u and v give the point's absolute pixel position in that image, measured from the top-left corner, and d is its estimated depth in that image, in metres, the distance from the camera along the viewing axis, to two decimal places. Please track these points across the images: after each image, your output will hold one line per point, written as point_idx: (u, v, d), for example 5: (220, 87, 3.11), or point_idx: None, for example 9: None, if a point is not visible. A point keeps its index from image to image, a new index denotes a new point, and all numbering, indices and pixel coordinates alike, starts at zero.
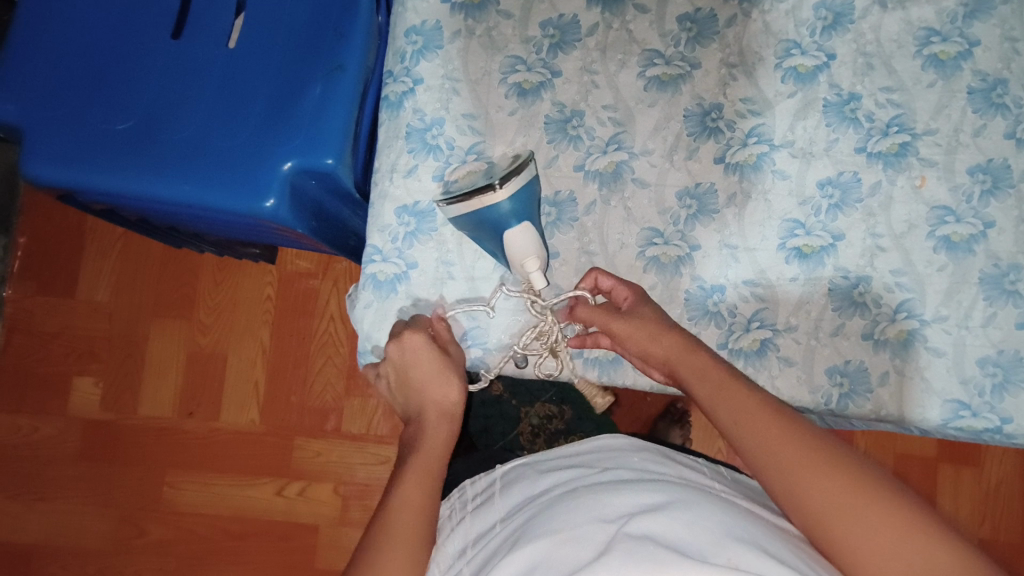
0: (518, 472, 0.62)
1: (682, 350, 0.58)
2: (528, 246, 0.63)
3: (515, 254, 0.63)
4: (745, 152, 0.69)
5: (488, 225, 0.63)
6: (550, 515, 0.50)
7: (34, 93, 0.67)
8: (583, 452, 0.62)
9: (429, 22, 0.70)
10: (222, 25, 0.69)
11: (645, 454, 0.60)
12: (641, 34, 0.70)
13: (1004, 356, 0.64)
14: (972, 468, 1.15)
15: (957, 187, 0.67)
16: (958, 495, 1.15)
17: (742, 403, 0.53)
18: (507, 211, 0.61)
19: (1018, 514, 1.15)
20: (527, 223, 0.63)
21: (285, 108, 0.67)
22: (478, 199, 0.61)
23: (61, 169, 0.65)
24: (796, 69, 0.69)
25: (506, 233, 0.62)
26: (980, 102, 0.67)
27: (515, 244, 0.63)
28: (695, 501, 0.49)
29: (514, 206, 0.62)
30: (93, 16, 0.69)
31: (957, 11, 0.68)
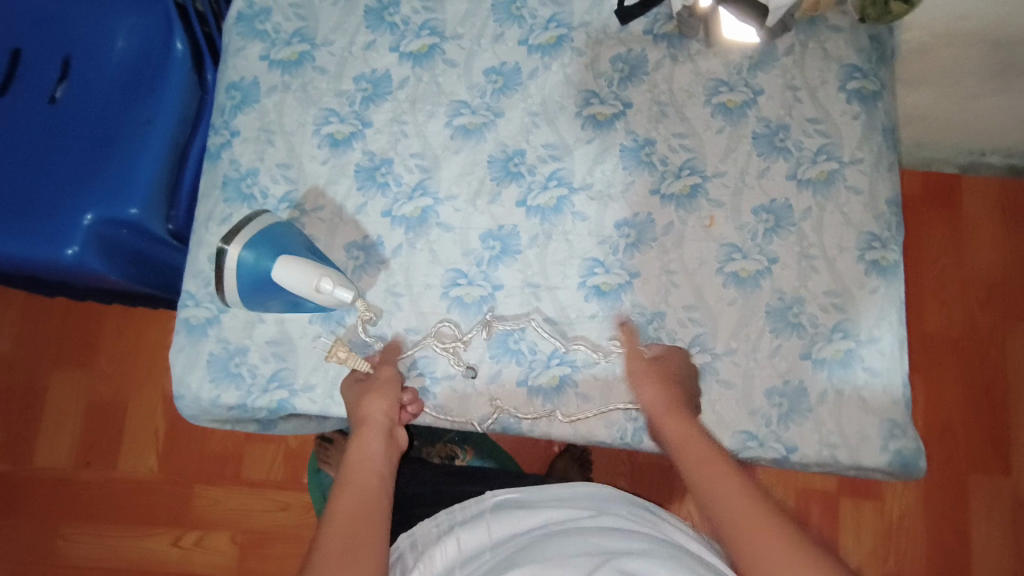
0: (512, 506, 0.60)
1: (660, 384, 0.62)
2: (304, 271, 0.61)
3: (304, 283, 0.61)
4: (545, 195, 0.71)
5: (265, 287, 0.62)
6: (543, 547, 0.50)
7: None
8: (575, 497, 0.60)
9: (247, 78, 0.75)
10: (46, 83, 0.72)
11: (634, 508, 0.59)
12: (450, 86, 0.74)
13: (790, 387, 0.66)
14: (873, 501, 1.10)
15: (743, 226, 0.70)
16: (860, 530, 1.09)
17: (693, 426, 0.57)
18: (255, 257, 0.61)
19: (924, 554, 1.08)
20: (283, 256, 0.61)
21: (97, 162, 0.70)
22: (229, 271, 0.61)
23: None
24: (595, 117, 0.73)
25: (274, 275, 0.61)
26: (763, 146, 0.72)
27: (289, 279, 0.61)
28: (675, 554, 0.49)
29: (257, 251, 0.61)
30: None
31: (742, 63, 0.74)
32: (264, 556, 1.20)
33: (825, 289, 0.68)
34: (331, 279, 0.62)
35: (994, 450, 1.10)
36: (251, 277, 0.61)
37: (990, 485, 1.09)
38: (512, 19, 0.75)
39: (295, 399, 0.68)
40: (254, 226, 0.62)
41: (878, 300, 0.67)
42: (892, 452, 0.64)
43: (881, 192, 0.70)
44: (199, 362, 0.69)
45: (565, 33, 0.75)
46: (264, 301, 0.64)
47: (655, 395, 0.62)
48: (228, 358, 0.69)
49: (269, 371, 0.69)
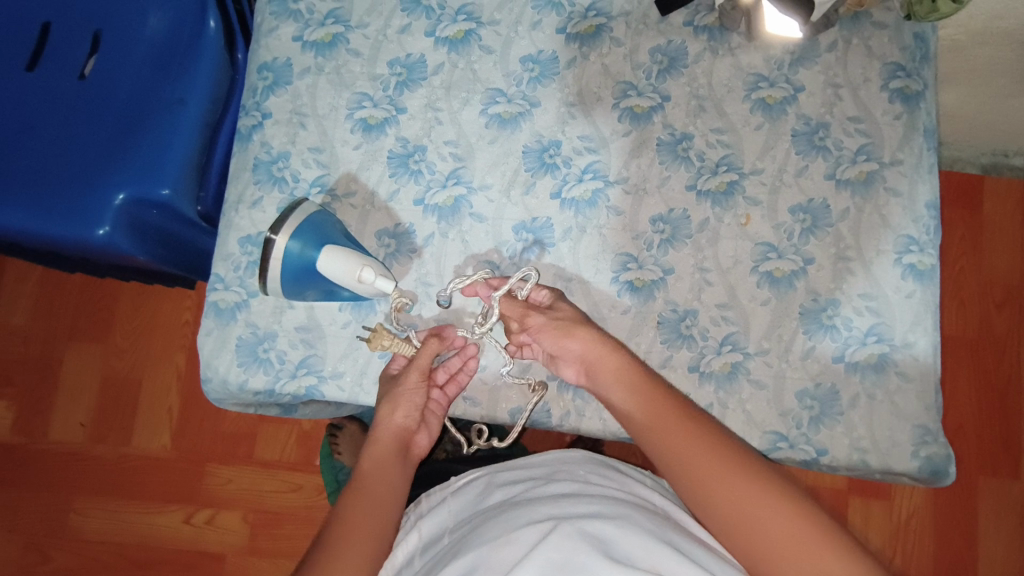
0: (473, 485, 0.60)
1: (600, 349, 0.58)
2: (350, 262, 0.60)
3: (349, 274, 0.60)
4: (580, 188, 0.71)
5: (305, 276, 0.62)
6: (491, 527, 0.50)
7: None
8: (530, 466, 0.60)
9: (280, 59, 0.73)
10: (76, 59, 0.71)
11: (591, 467, 0.58)
12: (485, 73, 0.73)
13: (821, 389, 0.66)
14: (882, 499, 1.09)
15: (780, 225, 0.69)
16: (868, 529, 1.08)
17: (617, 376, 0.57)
18: (301, 248, 0.61)
19: (931, 553, 1.07)
20: (329, 247, 0.61)
21: (127, 140, 0.69)
22: (273, 260, 0.60)
23: None
24: (632, 109, 0.72)
25: (320, 265, 0.60)
26: (803, 144, 0.71)
27: (336, 269, 0.60)
28: (629, 514, 0.48)
29: (305, 243, 0.61)
30: None
31: (784, 58, 0.73)
32: (276, 537, 1.21)
33: (861, 292, 0.67)
34: (374, 270, 0.62)
35: (1002, 453, 1.09)
36: (297, 268, 0.61)
37: (1002, 488, 1.08)
38: (551, 6, 0.74)
39: (324, 387, 0.68)
40: (298, 217, 0.62)
41: (914, 305, 0.66)
42: (921, 457, 0.64)
43: (921, 196, 0.69)
44: (229, 346, 0.69)
45: (604, 23, 0.74)
46: (305, 291, 0.63)
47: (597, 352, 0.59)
48: (257, 343, 0.69)
49: (299, 357, 0.69)
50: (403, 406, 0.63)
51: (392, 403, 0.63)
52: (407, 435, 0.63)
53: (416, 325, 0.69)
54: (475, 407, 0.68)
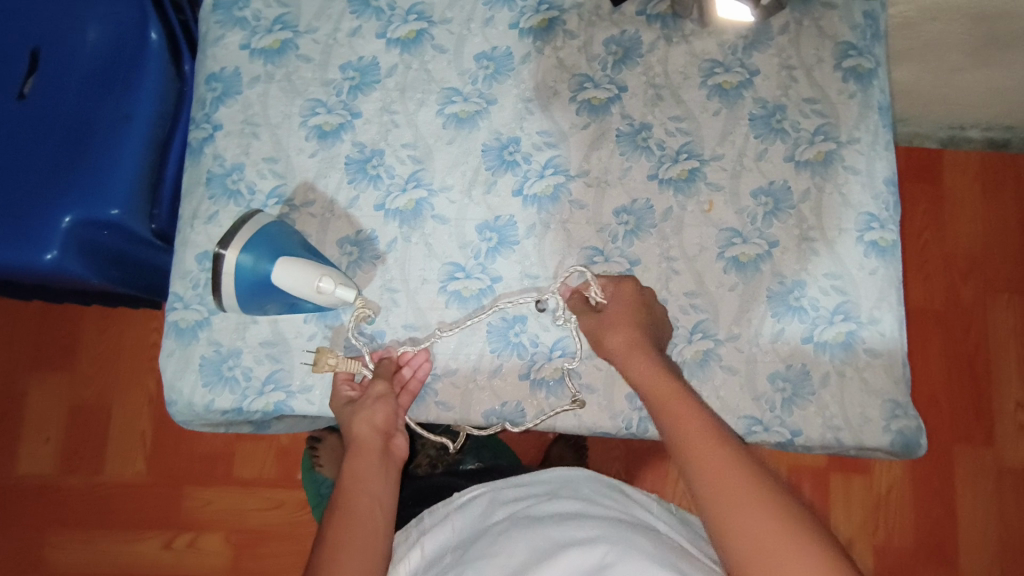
0: (478, 500, 0.59)
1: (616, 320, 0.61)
2: (305, 273, 0.59)
3: (305, 287, 0.59)
4: (542, 183, 0.70)
5: (262, 291, 0.60)
6: (491, 549, 0.49)
7: None
8: (535, 483, 0.60)
9: (228, 69, 0.72)
10: (11, 77, 0.66)
11: (596, 486, 0.58)
12: (439, 73, 0.72)
13: (792, 370, 0.66)
14: (862, 474, 1.10)
15: (742, 210, 0.69)
16: (850, 505, 1.09)
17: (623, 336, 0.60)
18: (254, 261, 0.59)
19: (912, 524, 1.09)
20: (284, 258, 0.59)
21: (72, 161, 0.66)
22: (225, 276, 0.59)
23: None
24: (589, 102, 0.72)
25: (275, 279, 0.59)
26: (760, 128, 0.71)
27: (292, 281, 0.59)
28: (631, 536, 0.48)
29: (258, 257, 0.59)
30: None
31: (737, 44, 0.73)
32: (260, 556, 1.18)
33: (826, 271, 0.67)
34: (333, 278, 0.60)
35: (975, 421, 1.11)
36: (252, 283, 0.59)
37: (976, 455, 1.10)
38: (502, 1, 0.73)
39: (293, 401, 0.66)
40: (248, 231, 0.60)
41: (877, 281, 0.67)
42: (894, 431, 0.64)
43: (879, 172, 0.69)
44: (191, 366, 0.67)
45: (557, 16, 0.73)
46: (265, 304, 0.62)
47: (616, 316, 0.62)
48: (220, 361, 0.67)
49: (265, 373, 0.67)
50: (372, 414, 0.62)
51: (359, 410, 0.63)
52: (383, 436, 0.62)
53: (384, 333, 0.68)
54: (449, 413, 0.67)
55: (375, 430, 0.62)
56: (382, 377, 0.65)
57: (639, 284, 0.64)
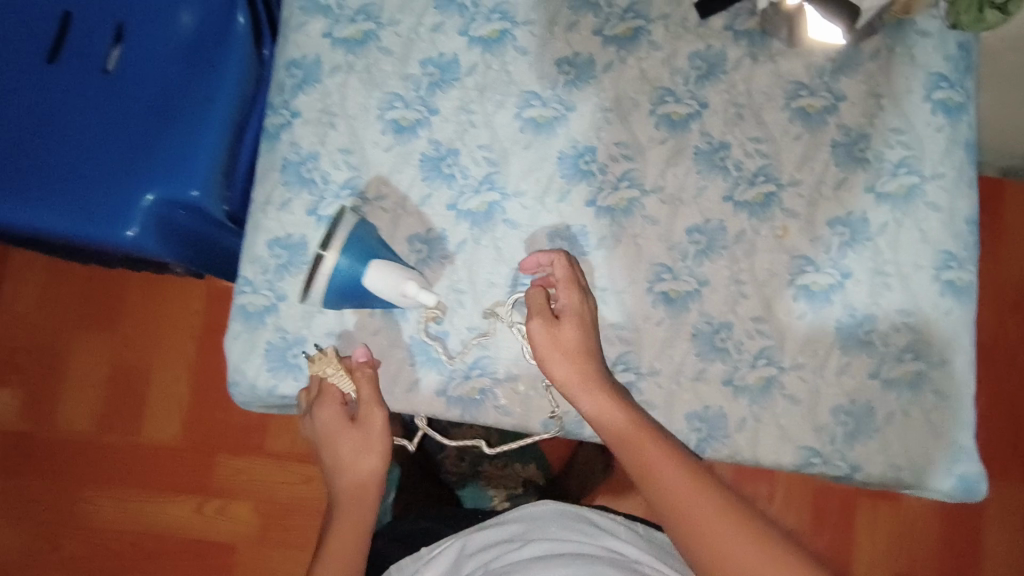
0: (453, 546, 0.66)
1: (570, 332, 0.61)
2: (393, 277, 0.59)
3: (393, 292, 0.60)
4: (616, 196, 0.69)
5: (350, 291, 0.61)
6: None
7: None
8: (502, 527, 0.66)
9: (309, 56, 0.71)
10: (99, 52, 0.69)
11: (563, 521, 0.65)
12: (520, 75, 0.71)
13: (856, 405, 0.65)
14: (889, 501, 1.09)
15: (817, 238, 0.68)
16: (875, 531, 1.08)
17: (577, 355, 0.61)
18: (350, 265, 0.59)
19: (936, 554, 1.08)
20: (375, 261, 0.60)
21: (154, 139, 0.66)
22: (320, 274, 0.59)
23: None
24: (669, 116, 0.71)
25: (365, 281, 0.60)
26: (842, 156, 0.70)
27: (380, 285, 0.59)
28: (597, 568, 0.55)
29: (353, 260, 0.60)
30: None
31: (825, 67, 0.71)
32: (286, 529, 1.20)
33: (898, 307, 0.67)
34: (417, 283, 0.60)
35: (1011, 457, 1.10)
36: (344, 284, 0.60)
37: (1009, 492, 1.09)
38: (587, 6, 0.72)
39: (355, 394, 0.67)
40: (346, 233, 0.60)
41: (951, 322, 0.66)
42: (954, 474, 0.64)
43: (960, 211, 0.68)
44: (257, 350, 0.68)
45: (642, 26, 0.72)
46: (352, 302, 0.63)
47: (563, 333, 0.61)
48: (286, 348, 0.68)
49: None
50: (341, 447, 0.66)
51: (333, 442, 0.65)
52: (361, 470, 0.66)
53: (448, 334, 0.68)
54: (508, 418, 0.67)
55: (349, 462, 0.66)
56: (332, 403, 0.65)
57: (583, 291, 0.63)
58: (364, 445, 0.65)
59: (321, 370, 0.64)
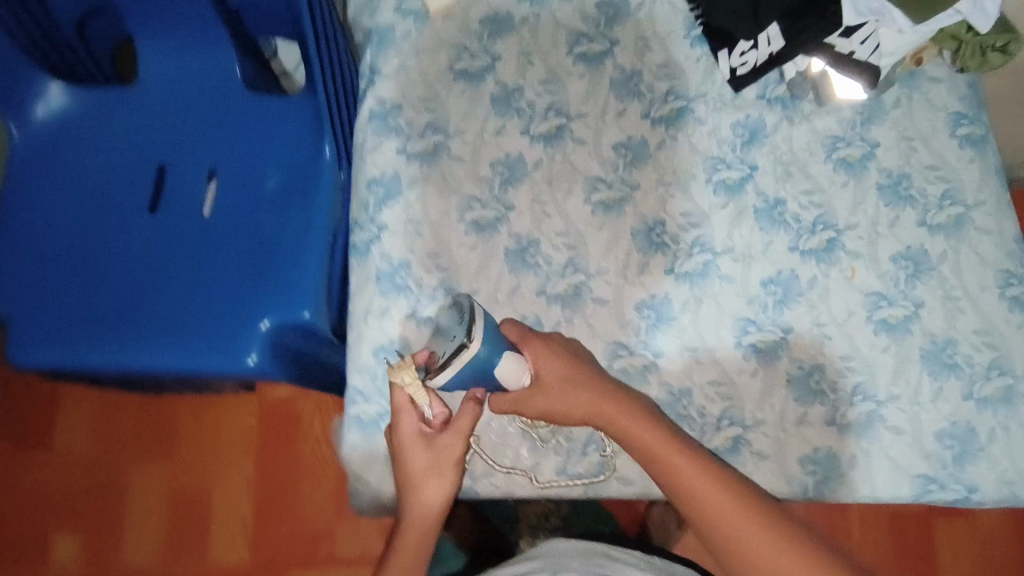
0: None
1: (569, 368, 0.66)
2: (521, 368, 0.63)
3: (502, 370, 0.63)
4: (690, 261, 0.74)
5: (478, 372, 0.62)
6: None
7: (30, 276, 0.71)
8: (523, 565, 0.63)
9: (387, 173, 0.77)
10: (197, 197, 0.75)
11: (584, 559, 0.62)
12: (583, 163, 0.77)
13: (957, 427, 0.68)
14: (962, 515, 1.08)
15: (884, 273, 0.73)
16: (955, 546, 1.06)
17: (581, 391, 0.65)
18: (488, 353, 0.62)
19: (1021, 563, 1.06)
20: (508, 353, 0.63)
21: (261, 269, 0.71)
22: (459, 360, 0.61)
23: (57, 352, 0.68)
24: (725, 182, 0.77)
25: (497, 372, 0.63)
26: (889, 197, 0.76)
27: (509, 376, 0.63)
28: None
29: (491, 347, 0.62)
30: (83, 199, 0.74)
31: (855, 119, 0.79)
32: None
33: (974, 328, 0.71)
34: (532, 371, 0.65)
35: None
36: (478, 367, 0.62)
37: None
38: (633, 94, 0.80)
39: (478, 485, 0.70)
40: (484, 320, 0.62)
41: None
42: None
43: (1008, 231, 0.74)
44: (378, 457, 0.70)
45: (684, 105, 0.80)
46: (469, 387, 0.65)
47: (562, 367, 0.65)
48: None
49: None
50: (422, 453, 0.64)
51: (410, 451, 0.64)
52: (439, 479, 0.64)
53: None
54: (627, 488, 0.70)
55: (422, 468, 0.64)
56: (414, 414, 0.65)
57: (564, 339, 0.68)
58: (433, 465, 0.64)
59: (399, 379, 0.62)
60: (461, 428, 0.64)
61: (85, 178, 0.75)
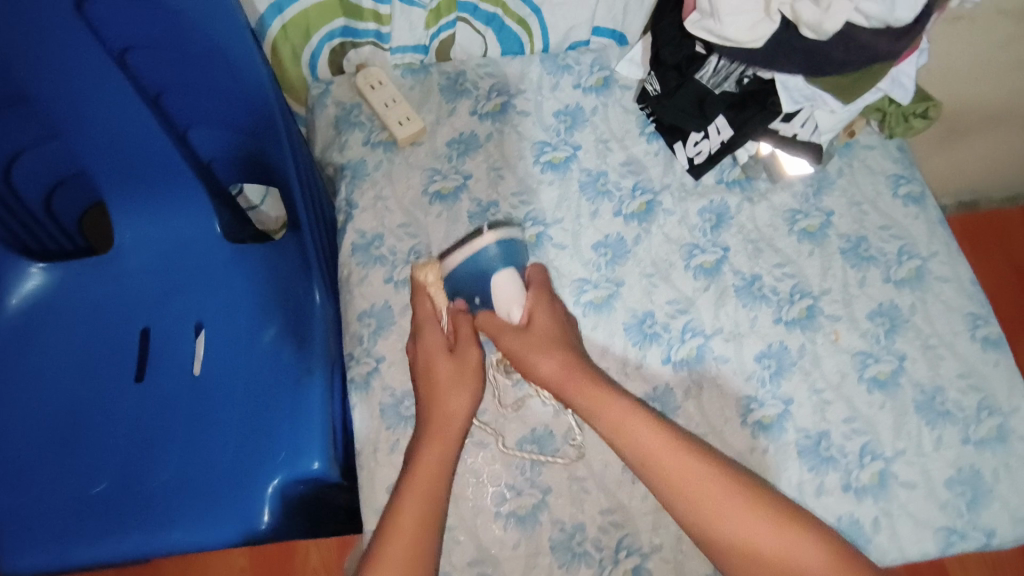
0: None
1: (543, 301, 0.70)
2: (513, 299, 0.70)
3: (502, 299, 0.70)
4: (685, 347, 0.77)
5: (474, 276, 0.71)
6: None
7: (13, 471, 0.67)
8: None
9: (378, 303, 0.77)
10: (184, 357, 0.73)
11: None
12: (567, 267, 0.80)
13: (964, 473, 0.71)
14: None
15: (865, 332, 0.77)
16: None
17: (546, 358, 0.66)
18: (495, 254, 0.70)
19: None
20: (511, 270, 0.71)
21: (262, 424, 0.69)
22: (468, 248, 0.70)
23: (53, 551, 0.64)
24: (703, 266, 0.81)
25: (494, 280, 0.70)
26: (853, 259, 0.81)
27: (502, 289, 0.70)
28: None
29: (499, 251, 0.70)
30: (62, 378, 0.71)
31: (806, 191, 0.85)
32: None
33: (956, 372, 0.75)
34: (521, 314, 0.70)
35: None
36: (477, 267, 0.70)
37: None
38: (602, 194, 0.84)
39: None
40: (510, 236, 0.71)
41: (1003, 372, 0.75)
42: None
43: (964, 276, 0.80)
44: None
45: (652, 198, 0.84)
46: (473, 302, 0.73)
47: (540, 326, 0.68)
48: None
49: None
50: (448, 390, 0.66)
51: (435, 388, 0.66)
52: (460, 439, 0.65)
53: (585, 525, 0.69)
54: None
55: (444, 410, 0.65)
56: (439, 330, 0.69)
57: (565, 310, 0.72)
58: (459, 379, 0.66)
59: (423, 275, 0.72)
60: (468, 339, 0.69)
61: (63, 356, 0.72)
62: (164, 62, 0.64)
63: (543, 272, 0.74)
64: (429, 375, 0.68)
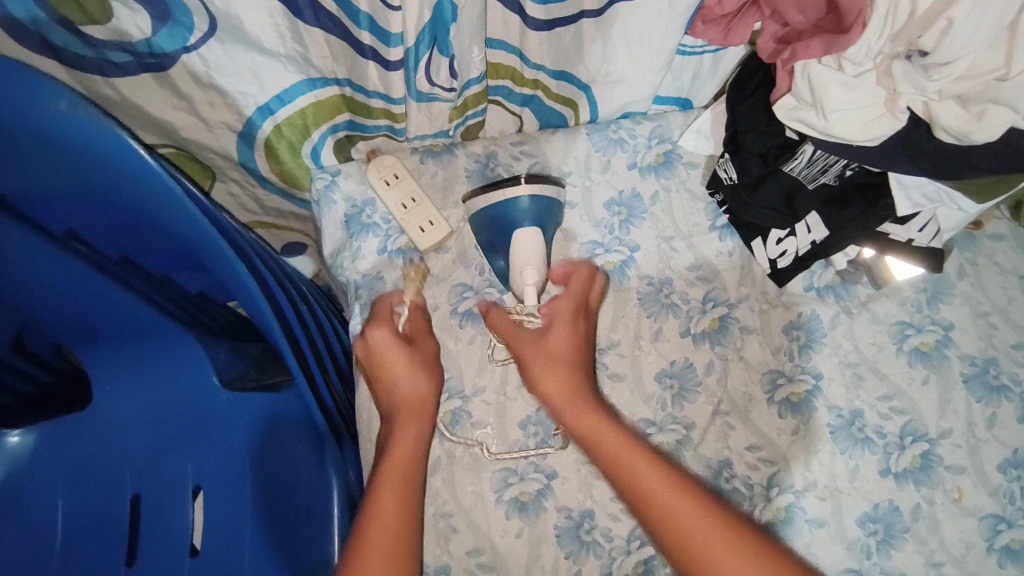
0: None
1: (559, 307, 0.65)
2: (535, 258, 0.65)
3: (519, 259, 0.65)
4: (771, 507, 0.64)
5: (500, 223, 0.65)
6: None
7: None
8: None
9: None
10: (182, 533, 0.62)
11: None
12: (626, 405, 0.67)
13: None
14: None
15: (996, 489, 0.64)
16: None
17: (559, 375, 0.62)
18: (525, 208, 0.64)
19: None
20: (536, 231, 0.65)
21: None
22: (500, 192, 0.64)
23: None
24: (789, 400, 0.67)
25: (518, 233, 0.65)
26: (979, 389, 0.66)
27: (523, 248, 0.65)
28: None
29: (530, 207, 0.64)
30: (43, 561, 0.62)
31: (919, 298, 0.69)
32: None
33: None
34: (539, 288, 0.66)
35: None
36: (506, 213, 0.64)
37: None
38: (666, 308, 0.69)
39: None
40: (551, 196, 0.65)
41: None
42: None
43: None
44: None
45: (726, 311, 0.69)
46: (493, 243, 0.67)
47: (550, 342, 0.63)
48: None
49: None
50: (403, 373, 0.63)
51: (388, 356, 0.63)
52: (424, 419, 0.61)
53: None
54: None
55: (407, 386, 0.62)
56: (384, 322, 0.65)
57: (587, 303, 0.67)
58: (419, 368, 0.63)
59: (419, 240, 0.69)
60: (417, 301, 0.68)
61: (47, 534, 0.63)
62: (102, 217, 0.52)
63: (591, 272, 0.68)
64: (382, 368, 0.64)
